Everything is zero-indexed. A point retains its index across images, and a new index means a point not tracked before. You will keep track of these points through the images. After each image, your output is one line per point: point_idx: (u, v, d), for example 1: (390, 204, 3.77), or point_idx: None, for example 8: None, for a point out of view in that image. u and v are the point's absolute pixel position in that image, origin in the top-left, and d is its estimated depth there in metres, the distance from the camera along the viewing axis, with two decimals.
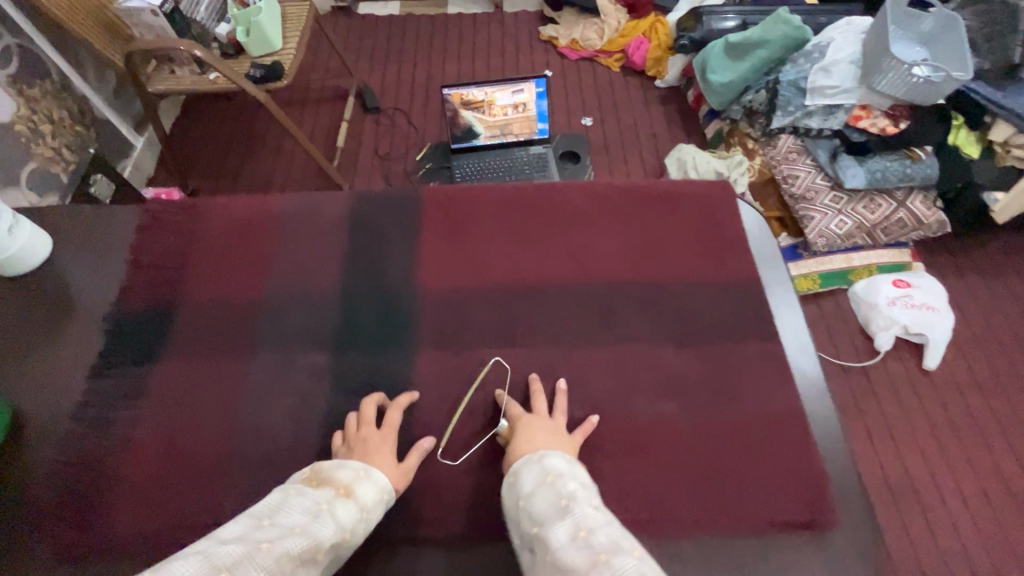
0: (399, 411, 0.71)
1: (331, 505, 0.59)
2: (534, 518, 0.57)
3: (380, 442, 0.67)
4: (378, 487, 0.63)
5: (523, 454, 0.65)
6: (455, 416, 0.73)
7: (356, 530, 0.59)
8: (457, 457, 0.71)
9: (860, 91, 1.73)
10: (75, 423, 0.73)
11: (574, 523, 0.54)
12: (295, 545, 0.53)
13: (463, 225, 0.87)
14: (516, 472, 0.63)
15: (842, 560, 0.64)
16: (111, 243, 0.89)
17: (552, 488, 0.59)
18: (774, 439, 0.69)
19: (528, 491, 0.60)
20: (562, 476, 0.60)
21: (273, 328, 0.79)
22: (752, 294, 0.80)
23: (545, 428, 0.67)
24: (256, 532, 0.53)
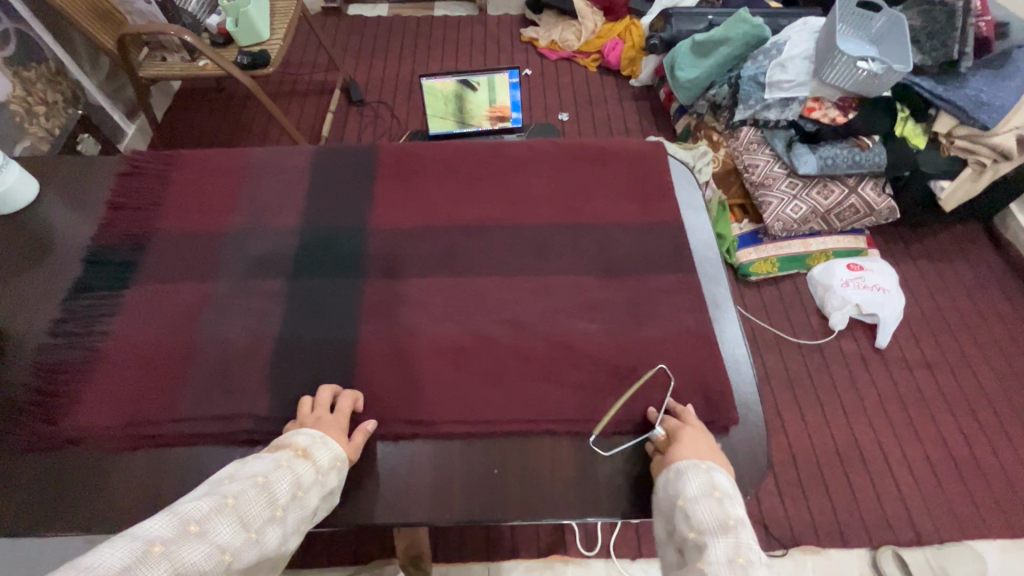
0: (349, 398, 0.71)
1: (290, 463, 0.60)
2: (692, 521, 0.55)
3: (331, 424, 0.68)
4: (334, 455, 0.65)
5: (688, 459, 0.63)
6: (612, 412, 0.72)
7: (313, 488, 0.61)
8: (610, 448, 0.72)
9: (812, 84, 1.82)
10: (52, 335, 0.79)
11: (734, 545, 0.51)
12: (256, 506, 0.54)
13: (416, 174, 0.95)
14: (680, 471, 0.62)
15: (736, 453, 0.72)
16: (89, 188, 0.95)
17: (718, 504, 0.56)
18: (683, 354, 0.77)
19: (691, 493, 0.58)
20: (729, 497, 0.57)
21: (234, 257, 0.85)
22: (674, 233, 0.88)
23: (704, 444, 0.66)
24: (224, 489, 0.54)
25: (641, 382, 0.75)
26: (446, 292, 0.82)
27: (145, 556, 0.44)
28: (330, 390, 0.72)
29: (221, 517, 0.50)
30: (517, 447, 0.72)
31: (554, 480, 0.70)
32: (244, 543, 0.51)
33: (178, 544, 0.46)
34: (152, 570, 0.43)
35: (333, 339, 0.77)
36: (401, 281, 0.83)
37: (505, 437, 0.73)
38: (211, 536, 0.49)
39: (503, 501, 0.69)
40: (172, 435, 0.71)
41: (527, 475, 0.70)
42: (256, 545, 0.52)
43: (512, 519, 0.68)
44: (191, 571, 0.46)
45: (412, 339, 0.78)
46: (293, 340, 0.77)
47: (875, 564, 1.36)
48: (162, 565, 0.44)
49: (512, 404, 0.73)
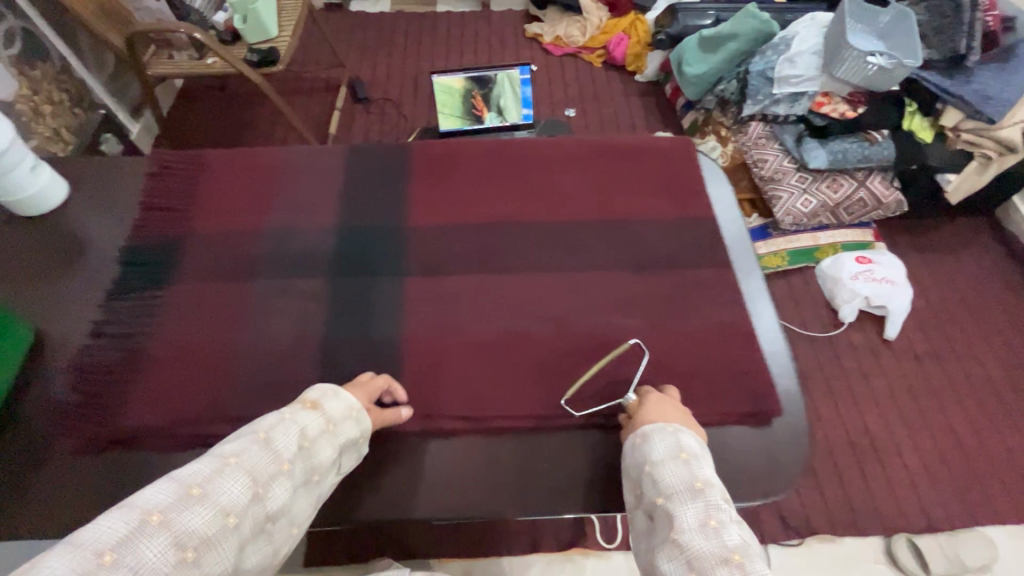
0: (386, 381, 0.72)
1: (294, 415, 0.61)
2: (661, 488, 0.59)
3: (358, 390, 0.69)
4: (347, 406, 0.65)
5: (653, 422, 0.66)
6: (575, 384, 0.73)
7: (322, 439, 0.61)
8: (579, 407, 0.74)
9: (821, 79, 1.84)
10: (93, 338, 0.79)
11: (704, 508, 0.56)
12: (260, 462, 0.54)
13: (448, 172, 0.96)
14: (645, 435, 0.65)
15: (780, 444, 0.73)
16: (121, 190, 0.95)
17: (685, 467, 0.60)
18: (723, 347, 0.78)
19: (658, 458, 0.62)
20: (695, 458, 0.61)
21: (272, 257, 0.86)
22: (707, 229, 0.89)
23: (673, 405, 0.69)
24: (226, 447, 0.54)
25: (684, 376, 0.76)
26: (486, 290, 0.82)
27: (142, 526, 0.43)
28: (378, 376, 0.72)
29: (224, 477, 0.50)
30: (566, 441, 0.73)
31: (604, 474, 0.71)
32: (251, 500, 0.51)
33: (180, 508, 0.46)
34: (153, 536, 0.43)
35: (378, 337, 0.78)
36: (439, 279, 0.84)
37: (552, 432, 0.73)
38: (216, 498, 0.48)
39: (553, 495, 0.69)
40: (222, 435, 0.71)
41: (576, 470, 0.71)
42: (265, 499, 0.53)
43: (563, 513, 0.69)
44: (196, 534, 0.45)
45: (455, 337, 0.78)
46: (337, 339, 0.78)
47: (890, 551, 1.40)
48: (161, 535, 0.44)
49: (558, 399, 0.74)
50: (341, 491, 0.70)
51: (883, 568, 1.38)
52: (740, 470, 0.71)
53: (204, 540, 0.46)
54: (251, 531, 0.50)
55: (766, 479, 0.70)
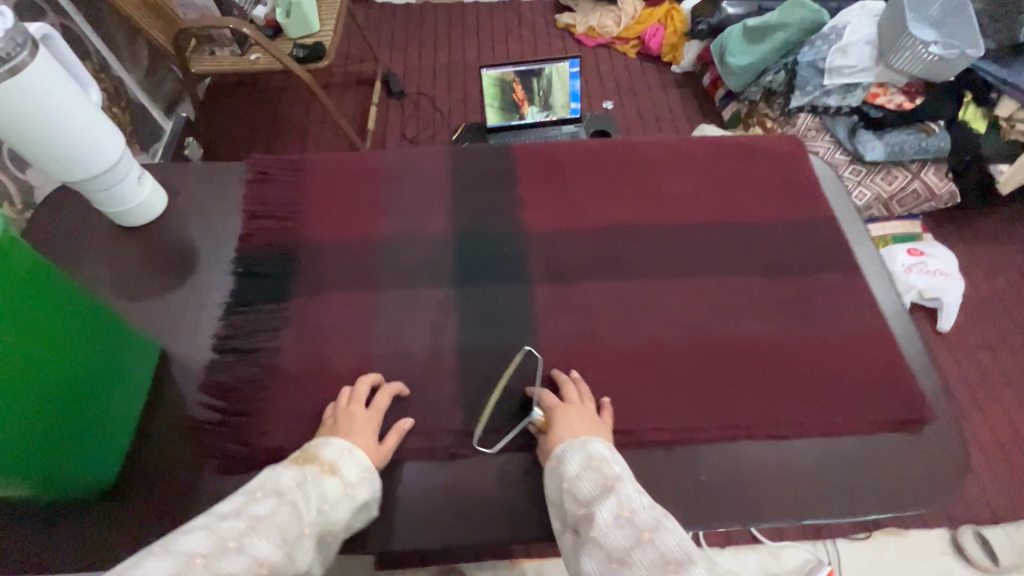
0: (387, 395, 0.71)
1: (314, 480, 0.60)
2: (580, 500, 0.60)
3: (363, 422, 0.68)
4: (361, 467, 0.64)
5: (564, 438, 0.66)
6: (491, 403, 0.72)
7: (341, 503, 0.61)
8: (491, 444, 0.71)
9: (877, 70, 1.81)
10: (219, 353, 0.77)
11: (618, 501, 0.57)
12: (288, 520, 0.54)
13: (559, 175, 0.94)
14: (559, 456, 0.64)
15: (934, 450, 0.73)
16: (222, 197, 0.92)
17: (596, 472, 0.61)
18: (865, 353, 0.78)
19: (573, 474, 0.62)
20: (606, 461, 0.62)
21: (395, 266, 0.84)
22: (832, 231, 0.88)
23: (581, 415, 0.68)
24: (252, 507, 0.54)
25: (832, 384, 0.75)
26: (618, 297, 0.81)
27: (187, 567, 0.46)
28: (368, 382, 0.72)
29: (256, 533, 0.51)
30: (724, 452, 0.71)
31: (768, 486, 0.69)
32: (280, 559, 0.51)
33: (216, 560, 0.47)
34: None
35: (517, 349, 0.77)
36: (568, 287, 0.83)
37: (708, 443, 0.72)
38: (248, 549, 0.49)
39: (721, 507, 0.68)
40: None
41: (739, 482, 0.69)
42: (293, 559, 0.52)
43: (730, 524, 0.67)
44: None
45: (595, 347, 0.77)
46: (476, 351, 0.77)
47: (957, 543, 1.35)
48: None
49: (708, 408, 0.73)
50: (501, 507, 0.68)
51: (953, 561, 1.33)
52: (900, 478, 0.71)
53: None
54: None
55: (928, 486, 0.70)
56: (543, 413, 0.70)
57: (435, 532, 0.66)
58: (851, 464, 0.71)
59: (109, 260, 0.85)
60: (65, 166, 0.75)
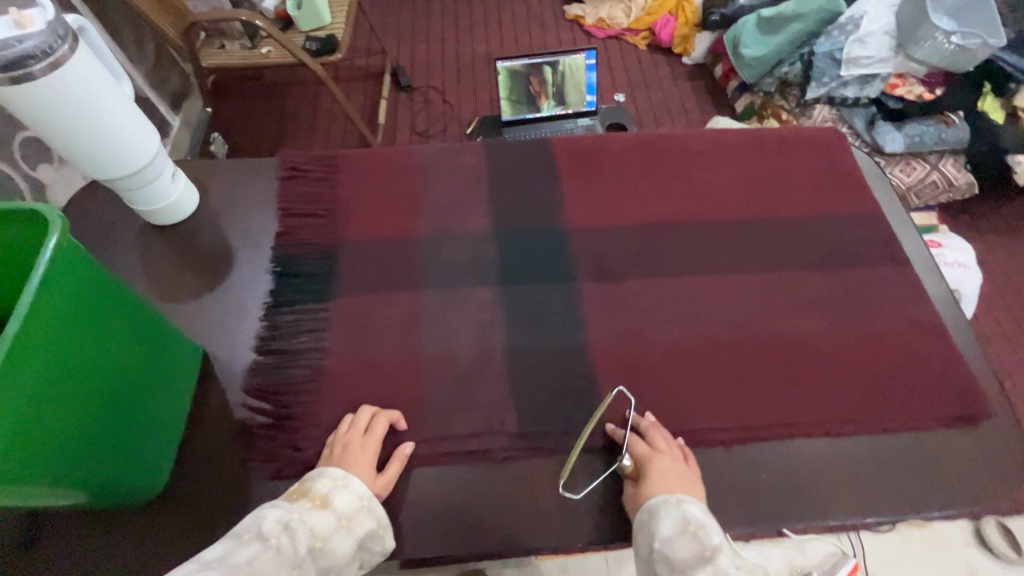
0: (386, 422, 0.68)
1: (305, 515, 0.57)
2: (674, 565, 0.57)
3: (362, 450, 0.65)
4: (357, 496, 0.61)
5: (658, 494, 0.62)
6: (579, 438, 0.67)
7: (336, 538, 0.57)
8: (577, 488, 0.68)
9: (896, 61, 1.77)
10: (262, 355, 0.75)
11: None
12: (268, 569, 0.51)
13: (598, 170, 0.91)
14: (652, 511, 0.61)
15: (996, 446, 0.72)
16: (255, 194, 0.90)
17: (693, 538, 0.58)
18: (920, 348, 0.76)
19: (667, 535, 0.59)
20: (704, 528, 0.59)
21: (436, 264, 0.82)
22: (879, 224, 0.86)
23: (674, 469, 0.65)
24: (236, 553, 0.51)
25: (890, 379, 0.74)
26: (666, 295, 0.80)
27: None
28: (369, 412, 0.69)
29: None
30: (782, 451, 0.70)
31: (829, 486, 0.68)
32: None
33: None
34: None
35: (566, 348, 0.75)
36: (616, 284, 0.81)
37: (766, 443, 0.71)
38: None
39: (782, 508, 0.67)
40: (425, 454, 0.68)
41: (799, 482, 0.68)
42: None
43: (792, 524, 0.66)
44: None
45: (647, 345, 0.76)
46: (525, 351, 0.75)
47: (980, 533, 1.29)
48: None
49: (765, 406, 0.72)
50: (559, 510, 0.66)
51: (977, 553, 1.27)
52: (965, 475, 0.69)
53: None
54: None
55: (994, 483, 0.69)
56: (634, 461, 0.67)
57: (495, 537, 0.64)
58: (912, 462, 0.70)
59: (141, 261, 0.83)
60: (100, 165, 0.72)
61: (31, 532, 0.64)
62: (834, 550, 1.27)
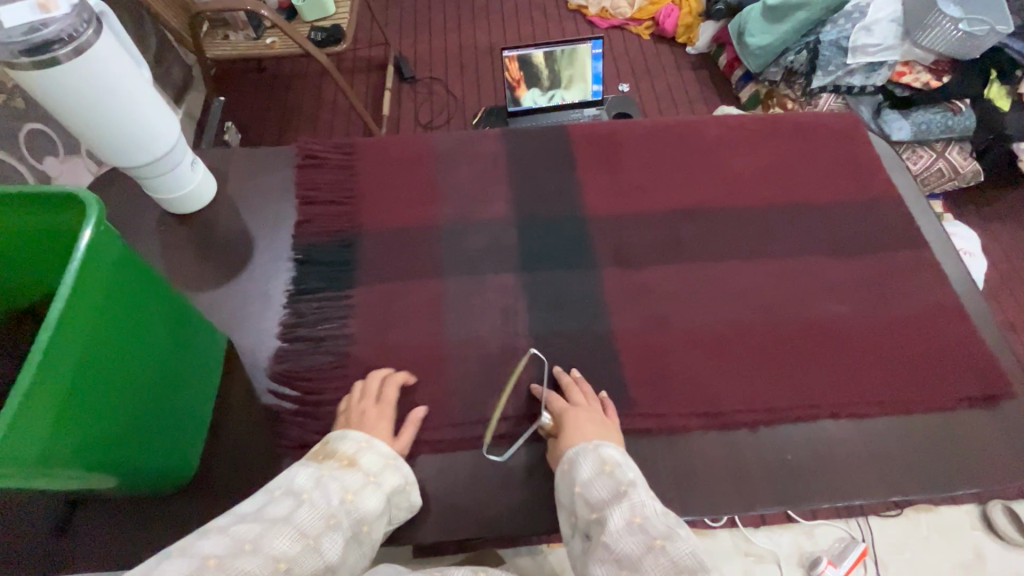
0: (394, 387, 0.69)
1: (333, 473, 0.58)
2: (591, 505, 0.57)
3: (376, 415, 0.66)
4: (382, 455, 0.62)
5: (575, 442, 0.63)
6: (500, 407, 0.70)
7: (368, 491, 0.58)
8: (502, 452, 0.68)
9: (901, 49, 1.73)
10: (287, 342, 0.75)
11: (631, 508, 0.54)
12: (308, 516, 0.52)
13: (615, 157, 0.91)
14: (570, 459, 0.61)
15: (1018, 426, 0.72)
16: (274, 183, 0.89)
17: (609, 477, 0.58)
18: (941, 330, 0.77)
19: (585, 479, 0.59)
20: (620, 467, 0.59)
21: (457, 252, 0.82)
22: (897, 208, 0.86)
23: (592, 418, 0.66)
24: (273, 506, 0.52)
25: (912, 361, 0.75)
26: (688, 280, 0.80)
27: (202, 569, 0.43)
28: (378, 376, 0.70)
29: (273, 531, 0.49)
30: (807, 433, 0.70)
31: (855, 466, 0.69)
32: (302, 555, 0.49)
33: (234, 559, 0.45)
34: None
35: (590, 333, 0.75)
36: (636, 270, 0.81)
37: (791, 425, 0.71)
38: (266, 549, 0.47)
39: (808, 488, 0.67)
40: (453, 439, 0.69)
41: (825, 463, 0.69)
42: (316, 553, 0.50)
43: (819, 504, 0.67)
44: None
45: (671, 330, 0.76)
46: (549, 336, 0.75)
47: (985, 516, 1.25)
48: None
49: (789, 388, 0.72)
50: None
51: (983, 537, 1.24)
52: (987, 455, 0.70)
53: None
54: None
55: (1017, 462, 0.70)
56: (553, 421, 0.68)
57: (526, 519, 0.65)
58: (934, 442, 0.71)
59: (160, 250, 0.82)
60: (119, 152, 0.72)
61: (64, 518, 0.64)
62: (843, 534, 1.25)
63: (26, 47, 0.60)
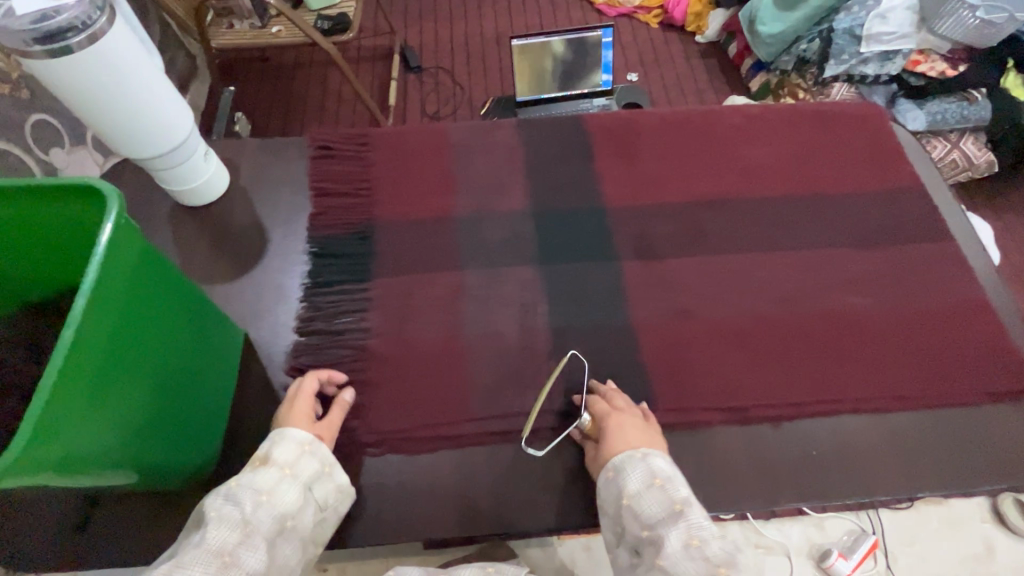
0: (310, 379, 0.67)
1: (243, 480, 0.56)
2: (643, 521, 0.57)
3: (292, 408, 0.64)
4: (297, 442, 0.60)
5: (622, 448, 0.62)
6: (540, 399, 0.69)
7: (284, 488, 0.57)
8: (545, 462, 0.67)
9: (918, 37, 1.68)
10: (304, 336, 0.74)
11: (687, 530, 0.55)
12: (220, 533, 0.51)
13: (633, 147, 0.90)
14: (617, 467, 0.61)
15: None
16: (287, 174, 0.88)
17: (662, 493, 0.58)
18: (966, 323, 0.76)
19: (634, 490, 0.59)
20: (671, 481, 0.59)
21: (474, 244, 0.81)
22: (921, 199, 0.85)
23: (635, 425, 0.64)
24: (187, 538, 0.51)
25: (938, 355, 0.73)
26: (708, 272, 0.79)
27: None
28: (296, 376, 0.68)
29: (186, 562, 0.48)
30: (831, 428, 0.70)
31: (878, 462, 0.68)
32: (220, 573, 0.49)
33: None
34: None
35: (610, 326, 0.74)
36: (656, 262, 0.79)
37: (814, 420, 0.70)
38: None
39: (831, 485, 0.66)
40: (472, 433, 0.68)
41: (848, 458, 0.68)
42: (236, 567, 0.50)
43: (842, 500, 0.66)
44: None
45: (692, 323, 0.75)
46: (568, 330, 0.74)
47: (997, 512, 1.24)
48: None
49: (814, 383, 0.71)
50: None
51: (992, 528, 1.22)
52: (1013, 451, 0.69)
53: None
54: None
55: None
56: (593, 419, 0.67)
57: (546, 514, 0.65)
58: (959, 437, 0.70)
59: (172, 242, 0.81)
60: (132, 142, 0.70)
61: (84, 513, 0.64)
62: (854, 528, 1.24)
63: (39, 35, 0.58)
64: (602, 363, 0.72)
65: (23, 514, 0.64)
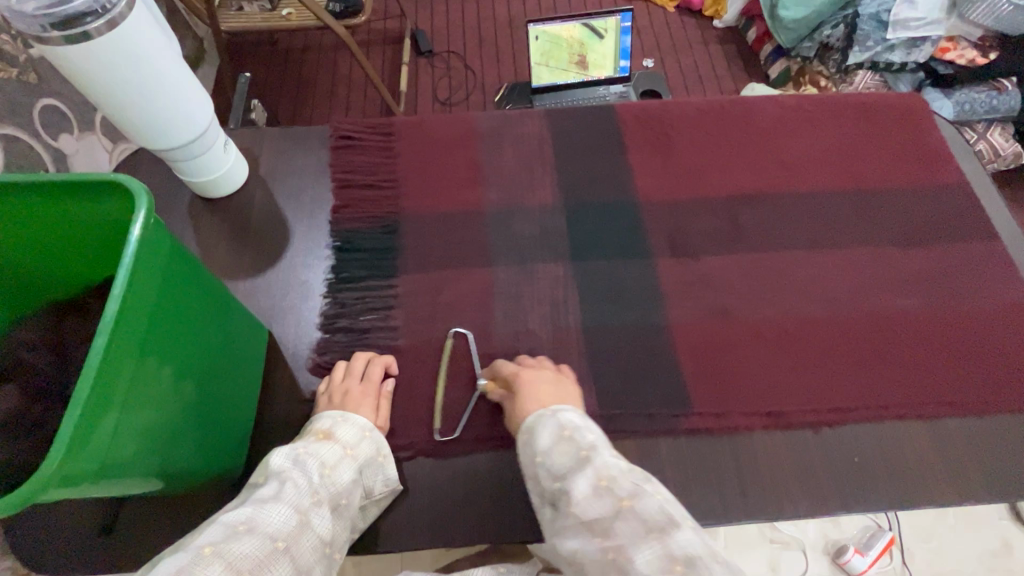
0: (377, 365, 0.68)
1: (309, 448, 0.58)
2: (553, 473, 0.56)
3: (359, 393, 0.65)
4: (359, 427, 0.62)
5: (533, 408, 0.61)
6: (442, 374, 0.68)
7: (344, 464, 0.58)
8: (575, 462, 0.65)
9: (948, 22, 1.60)
10: (329, 333, 0.72)
11: (596, 472, 0.54)
12: (296, 493, 0.53)
13: (666, 138, 0.87)
14: (529, 429, 0.60)
15: None
16: (309, 165, 0.85)
17: (570, 443, 0.58)
18: (1015, 326, 0.73)
19: (545, 447, 0.58)
20: (579, 430, 0.59)
21: (504, 239, 0.78)
22: (965, 196, 0.82)
23: (546, 381, 0.64)
24: (260, 490, 0.53)
25: (983, 359, 0.71)
26: (747, 270, 0.76)
27: (197, 557, 0.44)
28: (363, 356, 0.68)
29: (265, 511, 0.50)
30: (875, 433, 0.67)
31: (922, 469, 0.65)
32: (295, 530, 0.50)
33: (227, 543, 0.46)
34: (209, 564, 0.44)
35: (645, 326, 0.72)
36: (693, 260, 0.77)
37: (856, 425, 0.68)
38: (260, 527, 0.49)
39: (875, 492, 0.64)
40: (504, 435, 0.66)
41: (891, 465, 0.66)
42: (309, 528, 0.51)
43: (887, 508, 0.64)
44: (247, 561, 0.46)
45: (730, 322, 0.73)
46: (603, 330, 0.72)
47: None
48: (215, 563, 0.44)
49: (855, 387, 0.69)
50: None
51: None
52: None
53: (257, 568, 0.46)
54: (300, 560, 0.50)
55: None
56: (502, 382, 0.66)
57: None
58: (1007, 443, 0.67)
59: (193, 234, 0.79)
60: (148, 132, 0.67)
61: (110, 515, 0.63)
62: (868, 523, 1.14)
63: (57, 21, 0.55)
64: (638, 366, 0.70)
65: (53, 516, 0.63)
